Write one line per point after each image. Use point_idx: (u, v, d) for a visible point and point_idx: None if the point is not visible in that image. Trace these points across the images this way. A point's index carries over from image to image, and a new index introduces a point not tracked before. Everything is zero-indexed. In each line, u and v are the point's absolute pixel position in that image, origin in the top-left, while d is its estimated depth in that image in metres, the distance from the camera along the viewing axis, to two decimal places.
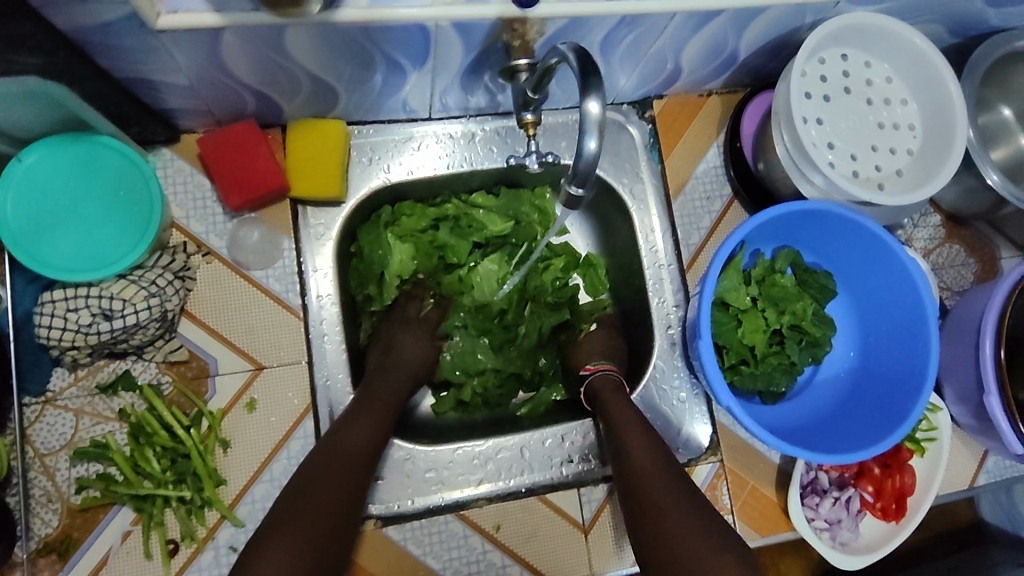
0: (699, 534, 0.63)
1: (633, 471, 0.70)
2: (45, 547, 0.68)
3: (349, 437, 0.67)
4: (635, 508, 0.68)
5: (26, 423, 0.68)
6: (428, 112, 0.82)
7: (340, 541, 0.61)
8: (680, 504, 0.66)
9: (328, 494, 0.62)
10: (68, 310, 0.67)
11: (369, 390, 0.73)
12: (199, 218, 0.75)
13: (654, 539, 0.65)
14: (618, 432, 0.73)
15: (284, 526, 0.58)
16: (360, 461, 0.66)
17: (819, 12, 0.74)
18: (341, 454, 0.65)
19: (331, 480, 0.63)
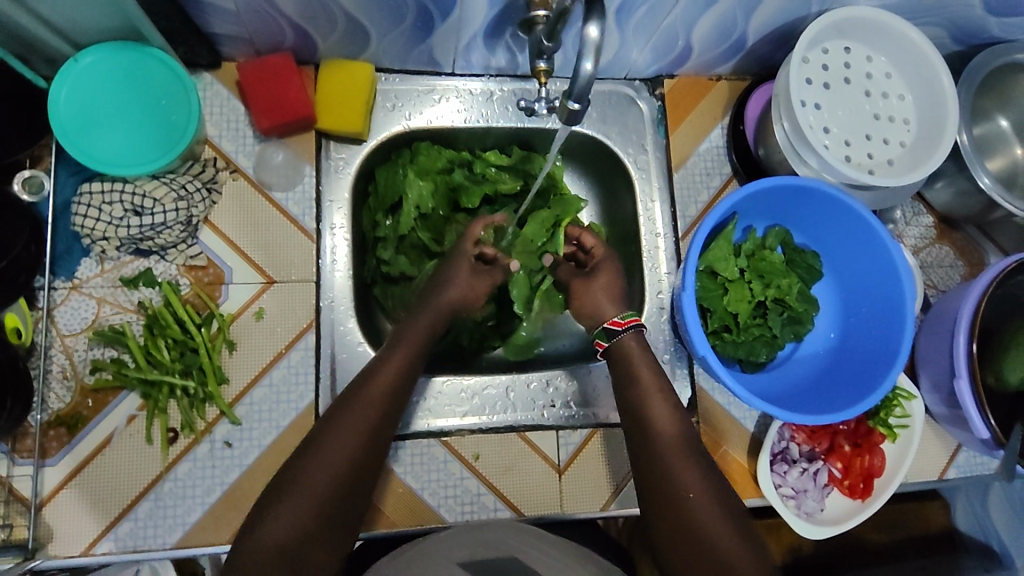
0: (710, 503, 0.64)
1: (647, 430, 0.70)
2: (57, 420, 0.73)
3: (375, 381, 0.68)
4: (646, 464, 0.68)
5: (52, 304, 0.74)
6: (452, 67, 0.88)
7: (359, 486, 0.63)
8: (691, 468, 0.67)
9: (349, 438, 0.63)
10: (103, 203, 0.73)
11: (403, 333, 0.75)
12: (230, 138, 0.81)
13: (664, 498, 0.66)
14: (642, 389, 0.73)
15: (306, 473, 0.61)
16: (383, 406, 0.67)
17: (825, 2, 0.79)
18: (364, 398, 0.67)
19: (354, 423, 0.64)
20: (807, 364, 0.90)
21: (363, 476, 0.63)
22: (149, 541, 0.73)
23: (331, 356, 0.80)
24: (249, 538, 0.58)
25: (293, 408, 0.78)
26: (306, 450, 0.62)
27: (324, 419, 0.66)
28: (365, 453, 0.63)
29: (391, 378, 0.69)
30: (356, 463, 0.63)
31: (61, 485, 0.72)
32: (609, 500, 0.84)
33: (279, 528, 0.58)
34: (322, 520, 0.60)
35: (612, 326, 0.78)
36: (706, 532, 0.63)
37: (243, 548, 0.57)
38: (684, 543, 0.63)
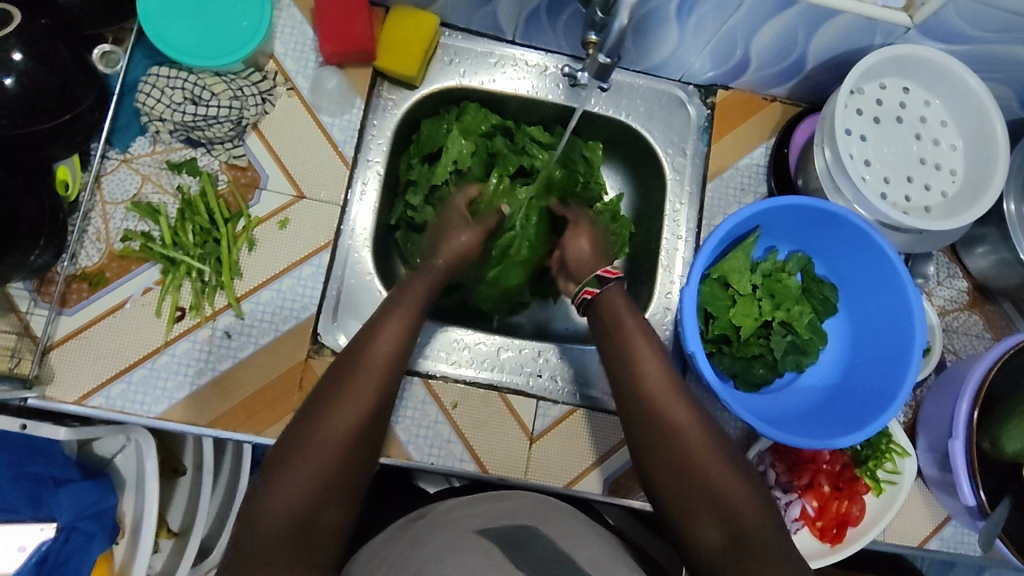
0: (707, 451, 0.63)
1: (642, 394, 0.66)
2: (82, 276, 0.78)
3: (376, 342, 0.64)
4: (638, 420, 0.66)
5: (102, 171, 0.80)
6: (513, 36, 0.91)
7: (366, 454, 0.60)
8: (692, 423, 0.64)
9: (353, 408, 0.59)
10: (166, 87, 0.79)
11: (413, 289, 0.71)
12: (294, 58, 0.86)
13: (661, 454, 0.64)
14: (628, 345, 0.71)
15: (309, 443, 0.58)
16: (388, 368, 0.63)
17: (888, 35, 0.79)
18: (369, 365, 0.62)
19: (354, 388, 0.60)
20: (803, 395, 0.89)
21: (369, 442, 0.60)
22: (135, 405, 0.77)
23: (341, 277, 0.84)
24: (256, 513, 0.55)
25: (294, 316, 0.82)
26: (307, 422, 0.59)
27: (322, 388, 0.61)
28: (368, 416, 0.60)
29: (395, 340, 0.65)
30: (357, 431, 0.59)
31: (70, 335, 0.77)
32: (574, 479, 0.84)
33: (286, 500, 0.55)
34: (329, 494, 0.57)
35: (605, 274, 0.77)
36: (716, 487, 0.61)
37: (252, 525, 0.54)
38: (695, 498, 0.61)
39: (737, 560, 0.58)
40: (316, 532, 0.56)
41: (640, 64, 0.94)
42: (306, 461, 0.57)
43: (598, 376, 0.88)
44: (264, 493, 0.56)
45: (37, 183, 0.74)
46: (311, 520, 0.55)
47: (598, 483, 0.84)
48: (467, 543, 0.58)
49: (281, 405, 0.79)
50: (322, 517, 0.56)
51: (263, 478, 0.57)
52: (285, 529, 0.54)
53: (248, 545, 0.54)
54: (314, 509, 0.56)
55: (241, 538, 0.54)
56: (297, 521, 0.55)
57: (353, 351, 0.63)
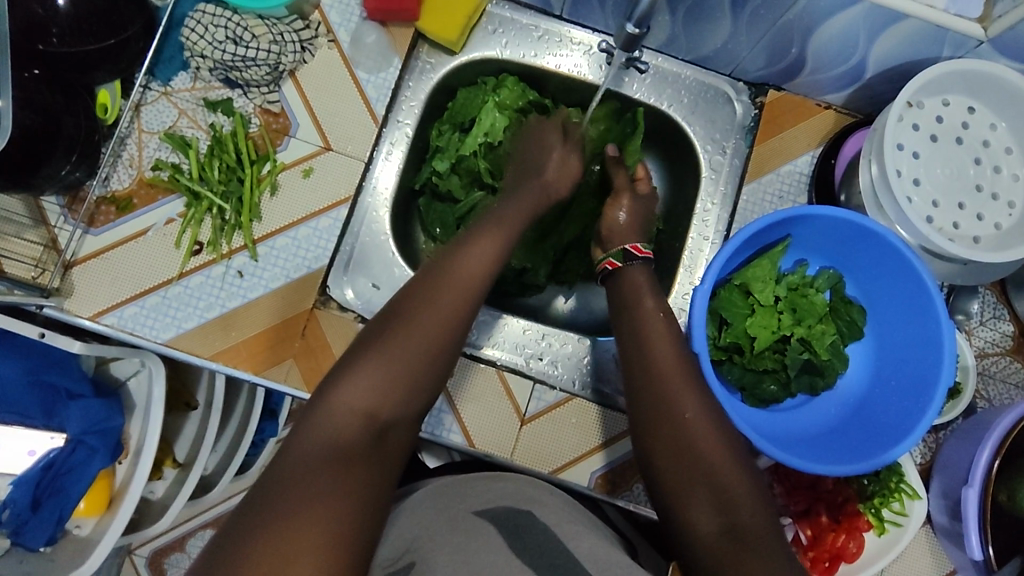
0: (715, 443, 0.61)
1: (654, 376, 0.65)
2: (111, 199, 0.81)
3: (462, 260, 0.64)
4: (653, 403, 0.64)
5: (141, 101, 0.82)
6: (561, 11, 0.89)
7: (444, 366, 0.59)
8: (700, 407, 0.63)
9: (429, 326, 0.59)
10: (210, 24, 0.80)
11: (480, 230, 0.68)
12: (339, 11, 0.86)
13: (673, 441, 0.61)
14: (639, 341, 0.68)
15: (391, 343, 0.57)
16: (472, 284, 0.63)
17: (958, 48, 0.74)
18: (452, 280, 0.62)
19: (439, 297, 0.61)
20: (813, 419, 0.85)
21: (449, 356, 0.60)
22: (145, 330, 0.79)
23: (356, 233, 0.85)
24: (330, 405, 0.54)
25: (305, 265, 0.82)
26: (391, 324, 0.59)
27: (408, 293, 0.61)
28: (450, 328, 0.60)
29: (481, 259, 0.65)
30: (439, 340, 0.59)
31: (93, 254, 0.80)
32: (561, 467, 0.83)
33: (362, 395, 0.55)
34: (403, 400, 0.56)
35: (633, 250, 0.77)
36: (716, 473, 0.59)
37: (324, 416, 0.54)
38: (691, 483, 0.59)
39: (731, 549, 0.55)
40: (388, 437, 0.55)
41: (688, 54, 0.90)
42: (385, 360, 0.56)
43: (604, 369, 0.86)
44: (341, 385, 0.55)
45: (76, 102, 0.78)
46: (377, 429, 0.55)
47: (585, 474, 0.83)
48: (456, 521, 0.58)
49: (280, 349, 0.81)
50: (395, 421, 0.56)
51: (337, 373, 0.57)
52: (358, 425, 0.54)
53: (318, 434, 0.53)
54: (387, 412, 0.55)
55: (308, 427, 0.54)
56: (368, 419, 0.54)
57: (439, 266, 0.64)
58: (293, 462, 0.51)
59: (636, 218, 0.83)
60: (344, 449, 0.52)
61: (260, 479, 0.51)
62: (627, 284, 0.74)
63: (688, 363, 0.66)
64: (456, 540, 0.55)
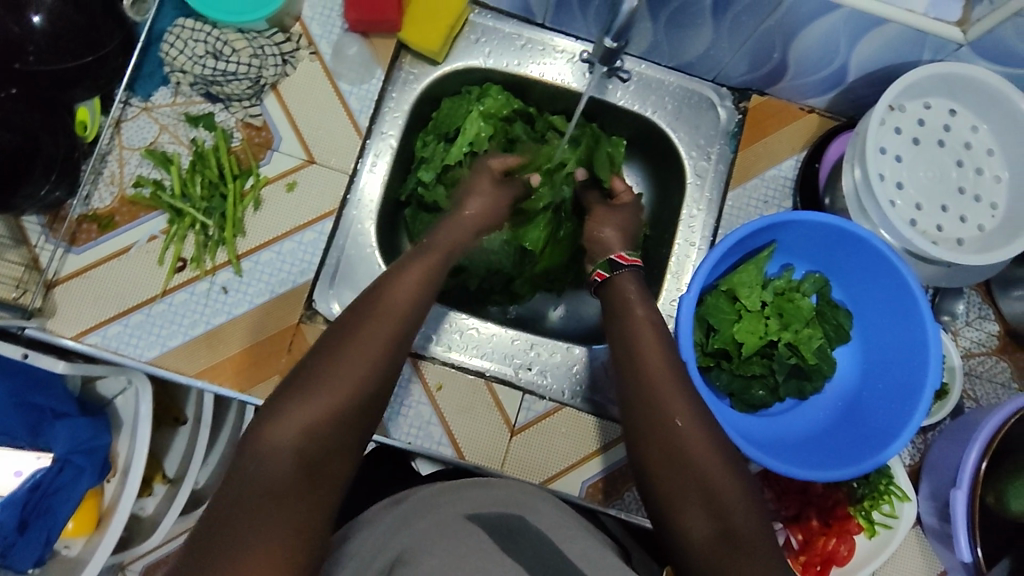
0: (706, 446, 0.61)
1: (644, 383, 0.65)
2: (93, 217, 0.80)
3: (392, 290, 0.65)
4: (642, 411, 0.64)
5: (122, 117, 0.81)
6: (543, 19, 0.89)
7: (379, 398, 0.60)
8: (689, 412, 0.63)
9: (359, 358, 0.59)
10: (190, 39, 0.79)
11: (413, 256, 0.71)
12: (320, 23, 0.86)
13: (664, 448, 0.61)
14: (631, 348, 0.69)
15: (322, 380, 0.57)
16: (403, 314, 0.64)
17: (938, 51, 0.74)
18: (381, 312, 0.63)
19: (371, 330, 0.61)
20: (802, 425, 0.85)
21: (385, 387, 0.60)
22: (129, 348, 0.79)
23: (341, 246, 0.84)
24: (262, 448, 0.53)
25: (290, 280, 0.82)
26: (320, 360, 0.59)
27: (339, 327, 0.62)
28: (382, 359, 0.60)
29: (412, 288, 0.66)
30: (371, 371, 0.59)
31: (76, 273, 0.79)
32: (552, 477, 0.83)
33: (293, 435, 0.54)
34: (338, 435, 0.56)
35: (618, 259, 0.77)
36: (707, 479, 0.59)
37: (257, 461, 0.53)
38: (683, 488, 0.59)
39: (726, 554, 0.55)
40: (323, 472, 0.54)
41: (671, 61, 0.90)
42: (316, 397, 0.56)
43: (593, 377, 0.86)
44: (270, 424, 0.55)
45: (54, 119, 0.77)
46: (312, 464, 0.54)
47: (575, 484, 0.82)
48: (449, 522, 0.57)
49: (267, 364, 0.80)
50: (330, 457, 0.55)
51: (269, 414, 0.56)
52: (292, 465, 0.53)
53: (250, 481, 0.52)
54: (320, 448, 0.55)
55: (241, 472, 0.53)
56: (301, 456, 0.54)
57: (371, 297, 0.64)
58: (230, 505, 0.50)
59: (623, 225, 0.83)
60: (277, 493, 0.51)
61: (197, 529, 0.50)
62: (617, 296, 0.74)
63: (677, 371, 0.66)
64: (445, 541, 0.54)
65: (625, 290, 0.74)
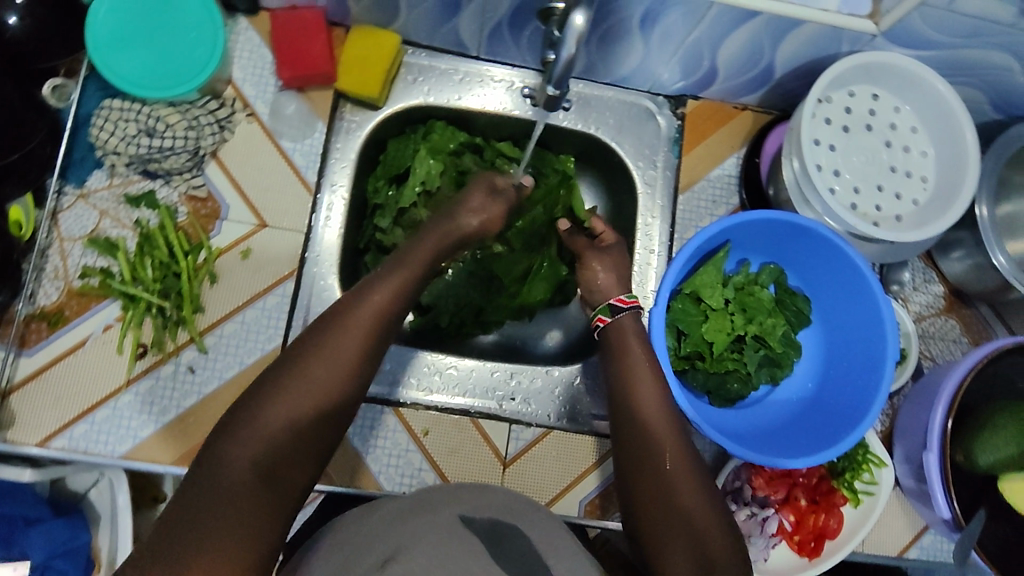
0: (698, 494, 0.63)
1: (639, 427, 0.68)
2: (40, 315, 0.77)
3: (369, 301, 0.64)
4: (637, 454, 0.66)
5: (58, 207, 0.78)
6: (478, 51, 0.90)
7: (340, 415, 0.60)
8: (681, 457, 0.65)
9: (328, 366, 0.59)
10: (119, 119, 0.77)
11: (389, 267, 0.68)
12: (252, 83, 0.85)
13: (656, 487, 0.64)
14: (631, 385, 0.71)
15: (283, 392, 0.57)
16: (370, 334, 0.62)
17: (855, 43, 0.78)
18: (355, 323, 0.62)
19: (335, 346, 0.60)
20: (778, 408, 0.88)
21: (354, 391, 0.61)
22: (99, 446, 0.76)
23: (306, 306, 0.82)
24: (222, 453, 0.54)
25: (259, 348, 0.80)
26: (290, 366, 0.59)
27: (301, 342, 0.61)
28: (346, 375, 0.60)
29: (382, 301, 0.64)
30: (332, 390, 0.59)
31: (31, 376, 0.76)
32: (550, 501, 0.83)
33: (251, 445, 0.55)
34: (296, 446, 0.57)
35: (617, 303, 0.79)
36: (696, 527, 0.61)
37: (216, 465, 0.54)
38: (671, 534, 0.61)
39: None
40: (281, 474, 0.56)
41: (606, 77, 0.92)
42: (282, 403, 0.57)
43: (575, 397, 0.87)
44: (237, 427, 0.56)
45: None
46: (274, 468, 0.55)
47: (573, 504, 0.84)
48: (445, 529, 0.59)
49: None
50: (286, 465, 0.56)
51: (231, 420, 0.56)
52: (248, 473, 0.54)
53: (208, 483, 0.53)
54: (281, 452, 0.56)
55: (203, 469, 0.54)
56: (260, 462, 0.55)
57: (338, 311, 0.63)
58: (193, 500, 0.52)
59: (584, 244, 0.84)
60: (231, 492, 0.53)
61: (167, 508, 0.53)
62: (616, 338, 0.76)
63: (667, 408, 0.69)
64: (443, 546, 0.56)
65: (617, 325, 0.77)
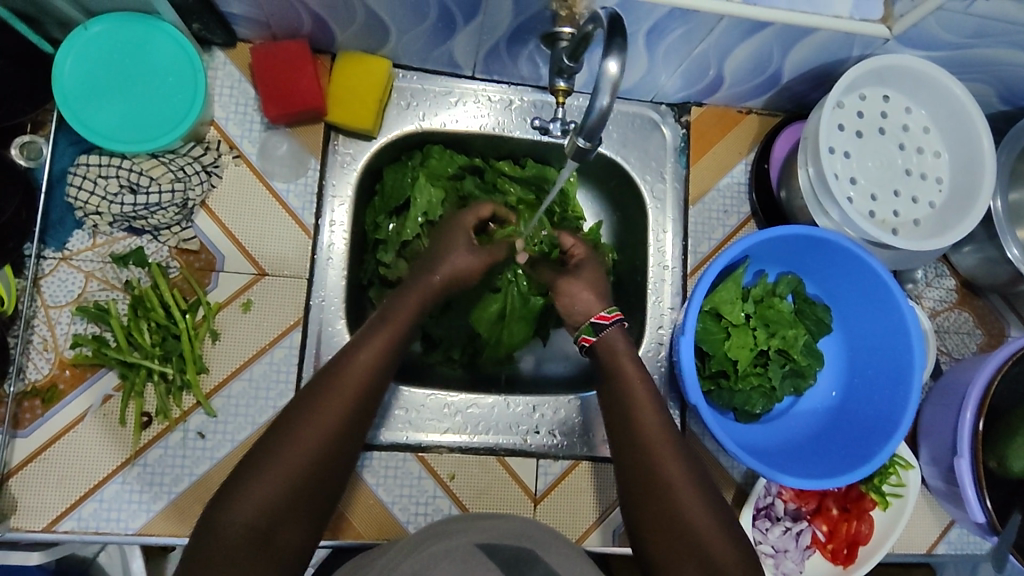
0: (704, 514, 0.63)
1: (643, 448, 0.67)
2: (33, 391, 0.72)
3: (360, 355, 0.62)
4: (641, 478, 0.65)
5: (39, 273, 0.74)
6: (472, 71, 0.85)
7: (339, 472, 0.58)
8: (684, 480, 0.65)
9: (323, 425, 0.57)
10: (98, 176, 0.73)
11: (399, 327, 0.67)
12: (237, 122, 0.80)
13: (663, 512, 0.63)
14: (631, 403, 0.70)
15: (277, 453, 0.55)
16: (364, 388, 0.61)
17: (867, 47, 0.75)
18: (348, 377, 0.61)
19: (329, 404, 0.59)
20: (803, 420, 0.87)
21: (348, 443, 0.59)
22: (112, 524, 0.71)
23: (315, 355, 0.78)
24: (214, 517, 0.53)
25: (270, 406, 0.76)
26: (284, 426, 0.57)
27: (294, 402, 0.59)
28: (342, 432, 0.58)
29: (374, 355, 0.63)
30: (328, 449, 0.57)
31: (29, 458, 0.71)
32: (583, 534, 0.82)
33: (245, 508, 0.53)
34: (292, 505, 0.55)
35: (600, 321, 0.76)
36: (704, 547, 0.61)
37: (209, 530, 0.52)
38: (681, 556, 0.61)
39: None
40: (277, 537, 0.54)
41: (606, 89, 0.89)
42: (276, 467, 0.55)
43: (599, 424, 0.84)
44: (232, 494, 0.54)
45: None
46: (270, 532, 0.53)
47: (608, 537, 0.82)
48: (462, 555, 0.56)
49: None
50: (282, 527, 0.54)
51: (228, 483, 0.55)
52: (242, 536, 0.52)
53: (202, 549, 0.51)
54: (279, 517, 0.54)
55: (199, 540, 0.52)
56: (255, 528, 0.53)
57: (334, 365, 0.62)
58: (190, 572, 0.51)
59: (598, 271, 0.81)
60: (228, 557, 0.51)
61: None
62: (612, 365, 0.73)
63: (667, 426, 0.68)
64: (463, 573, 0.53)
65: (607, 345, 0.74)
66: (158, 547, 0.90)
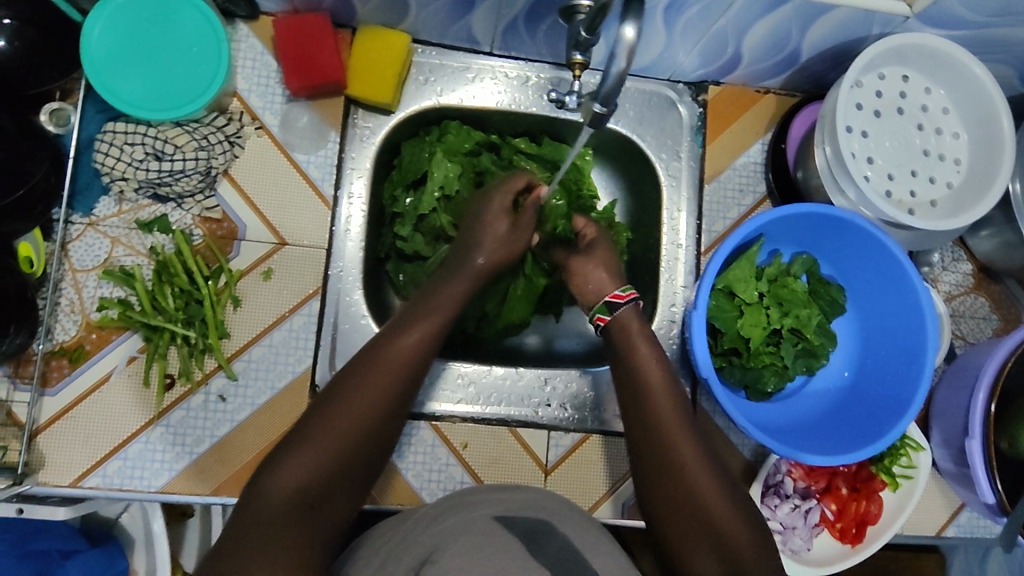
0: (715, 493, 0.64)
1: (655, 427, 0.67)
2: (60, 351, 0.74)
3: (406, 338, 0.63)
4: (652, 456, 0.66)
5: (67, 238, 0.76)
6: (490, 47, 0.86)
7: (381, 446, 0.59)
8: (700, 461, 0.65)
9: (369, 402, 0.59)
10: (125, 143, 0.75)
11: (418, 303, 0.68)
12: (259, 94, 0.81)
13: (675, 489, 0.64)
14: (644, 385, 0.71)
15: (322, 426, 0.57)
16: (410, 370, 0.62)
17: (887, 25, 0.75)
18: (393, 358, 0.62)
19: (375, 380, 0.60)
20: (814, 400, 0.88)
21: (393, 422, 0.60)
22: (135, 481, 0.74)
23: (333, 324, 0.80)
24: (265, 484, 0.54)
25: (289, 371, 0.78)
26: (332, 401, 0.58)
27: (343, 377, 0.61)
28: (388, 410, 0.60)
29: (420, 337, 0.64)
30: (372, 425, 0.58)
31: (57, 416, 0.73)
32: (594, 504, 0.83)
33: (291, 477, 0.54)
34: (334, 476, 0.56)
35: (615, 299, 0.77)
36: (715, 525, 0.62)
37: (259, 496, 0.54)
38: (693, 534, 0.62)
39: None
40: (323, 507, 0.55)
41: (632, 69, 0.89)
42: (324, 439, 0.56)
43: (610, 399, 0.85)
44: (279, 462, 0.55)
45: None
46: (317, 503, 0.55)
47: (618, 509, 0.83)
48: (481, 527, 0.57)
49: None
50: (330, 497, 0.56)
51: (277, 453, 0.56)
52: (289, 504, 0.53)
53: (249, 515, 0.53)
54: (324, 488, 0.55)
55: (249, 503, 0.54)
56: (302, 496, 0.54)
57: (378, 346, 0.63)
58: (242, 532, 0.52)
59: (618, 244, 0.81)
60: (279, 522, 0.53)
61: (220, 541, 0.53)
62: (627, 344, 0.74)
63: (680, 406, 0.69)
64: (481, 543, 0.55)
65: (620, 324, 0.75)
66: (178, 508, 0.92)
